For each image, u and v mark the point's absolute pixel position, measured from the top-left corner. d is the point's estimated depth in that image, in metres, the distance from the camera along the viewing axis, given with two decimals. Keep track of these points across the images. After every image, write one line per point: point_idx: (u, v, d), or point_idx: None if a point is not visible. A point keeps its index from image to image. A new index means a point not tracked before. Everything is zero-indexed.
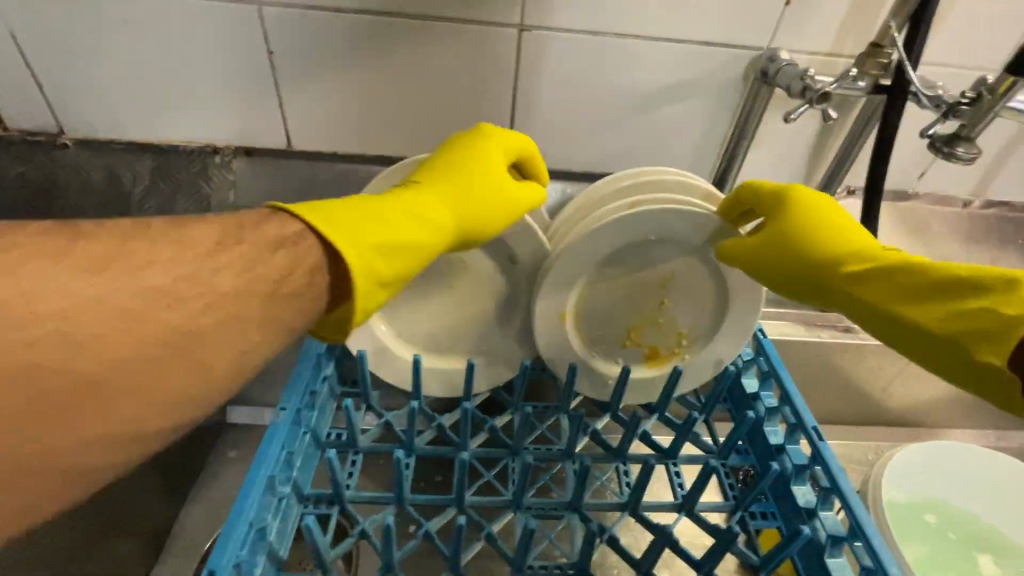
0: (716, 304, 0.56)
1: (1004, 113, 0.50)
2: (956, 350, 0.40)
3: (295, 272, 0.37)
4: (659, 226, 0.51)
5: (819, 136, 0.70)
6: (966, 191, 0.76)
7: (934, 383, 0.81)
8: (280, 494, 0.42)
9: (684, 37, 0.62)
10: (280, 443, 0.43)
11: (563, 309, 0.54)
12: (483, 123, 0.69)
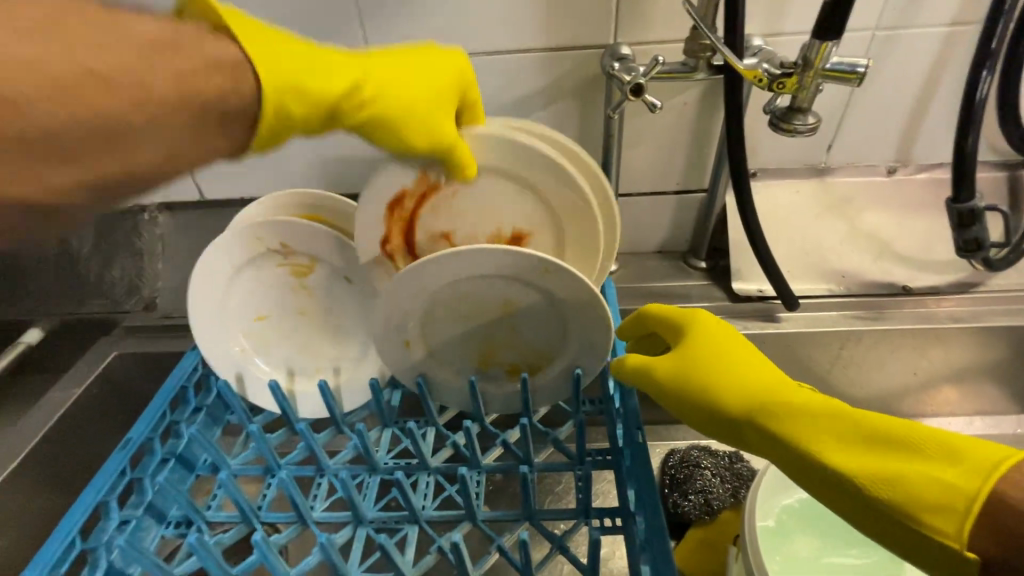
0: (563, 325, 0.53)
1: (825, 80, 0.47)
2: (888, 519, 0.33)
3: (205, 92, 0.34)
4: (486, 260, 0.48)
5: (700, 121, 0.67)
6: (887, 157, 0.70)
7: (888, 369, 0.74)
8: (123, 516, 0.47)
9: (529, 45, 0.63)
10: (119, 471, 0.47)
11: (406, 338, 0.54)
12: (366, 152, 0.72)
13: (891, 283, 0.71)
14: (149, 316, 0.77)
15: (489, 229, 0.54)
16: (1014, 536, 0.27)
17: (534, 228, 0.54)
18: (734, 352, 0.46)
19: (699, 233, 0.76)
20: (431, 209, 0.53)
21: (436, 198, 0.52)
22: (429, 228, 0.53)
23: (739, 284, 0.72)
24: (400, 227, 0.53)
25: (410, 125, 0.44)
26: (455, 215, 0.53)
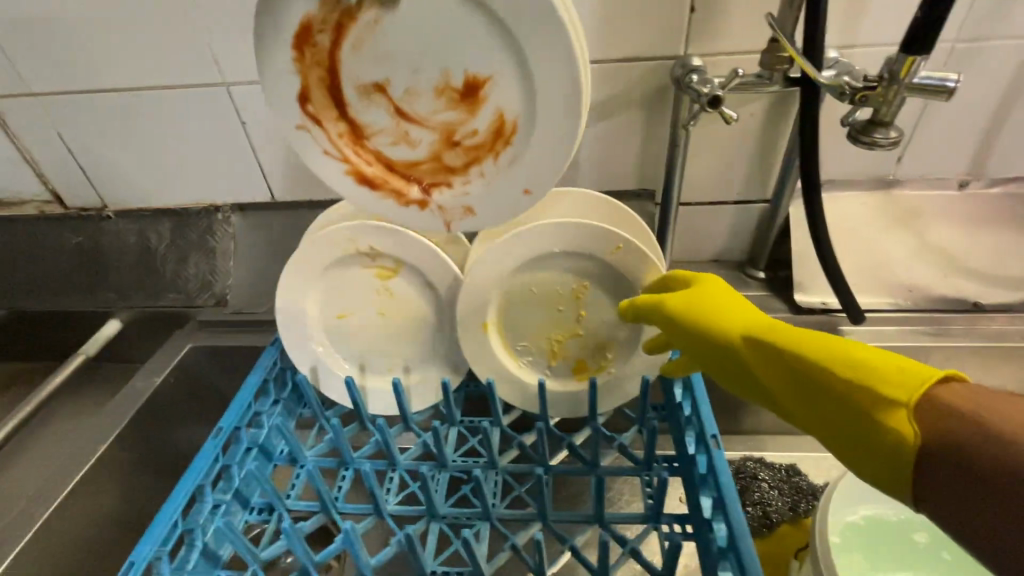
0: (630, 315, 0.56)
1: (911, 94, 0.47)
2: (843, 427, 0.35)
3: None
4: (563, 237, 0.53)
5: (765, 130, 0.67)
6: (960, 169, 0.69)
7: None
8: (215, 499, 0.49)
9: (598, 57, 0.64)
10: (213, 458, 0.50)
11: (482, 324, 0.57)
12: None
13: (961, 298, 0.69)
14: (221, 311, 0.81)
15: (435, 76, 0.47)
16: (953, 441, 0.28)
17: (491, 74, 0.46)
18: (720, 296, 0.47)
19: (758, 244, 0.76)
20: (351, 46, 0.47)
21: (355, 32, 0.46)
22: (358, 79, 0.48)
23: (800, 295, 0.71)
24: (319, 74, 0.48)
25: None
26: (381, 59, 0.47)
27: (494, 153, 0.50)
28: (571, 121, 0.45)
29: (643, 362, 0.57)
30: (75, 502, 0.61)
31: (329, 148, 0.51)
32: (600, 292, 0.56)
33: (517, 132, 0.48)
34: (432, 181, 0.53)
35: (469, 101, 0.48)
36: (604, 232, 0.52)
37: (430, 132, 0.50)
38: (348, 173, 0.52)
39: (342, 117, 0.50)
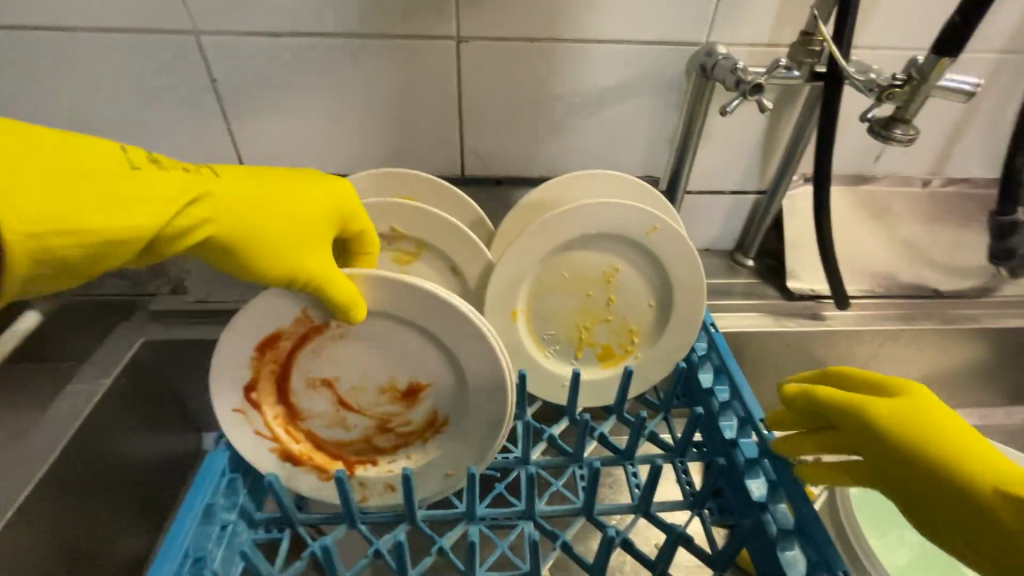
0: (660, 300, 0.55)
1: (935, 94, 0.50)
2: None
3: None
4: (600, 219, 0.50)
5: (768, 124, 0.69)
6: (925, 169, 0.76)
7: (912, 365, 0.80)
8: (224, 519, 0.42)
9: (620, 37, 0.62)
10: (218, 471, 0.43)
11: (512, 312, 0.53)
12: (433, 134, 0.69)
13: (923, 286, 0.77)
14: (180, 300, 0.68)
15: (380, 377, 0.46)
16: None
17: (434, 382, 0.46)
18: (949, 424, 0.37)
19: (750, 233, 0.79)
20: (313, 352, 0.45)
21: (318, 341, 0.44)
22: (307, 373, 0.46)
23: (791, 282, 0.75)
24: (273, 368, 0.45)
25: (264, 248, 0.39)
26: (341, 363, 0.45)
27: (423, 440, 0.48)
28: (500, 392, 0.43)
29: (673, 347, 0.56)
30: (13, 533, 0.50)
31: (262, 428, 0.46)
32: (633, 276, 0.54)
33: (448, 424, 0.47)
34: (358, 461, 0.48)
35: (409, 401, 0.46)
36: (643, 213, 0.50)
37: (367, 421, 0.47)
38: (275, 452, 0.46)
39: (281, 401, 0.46)
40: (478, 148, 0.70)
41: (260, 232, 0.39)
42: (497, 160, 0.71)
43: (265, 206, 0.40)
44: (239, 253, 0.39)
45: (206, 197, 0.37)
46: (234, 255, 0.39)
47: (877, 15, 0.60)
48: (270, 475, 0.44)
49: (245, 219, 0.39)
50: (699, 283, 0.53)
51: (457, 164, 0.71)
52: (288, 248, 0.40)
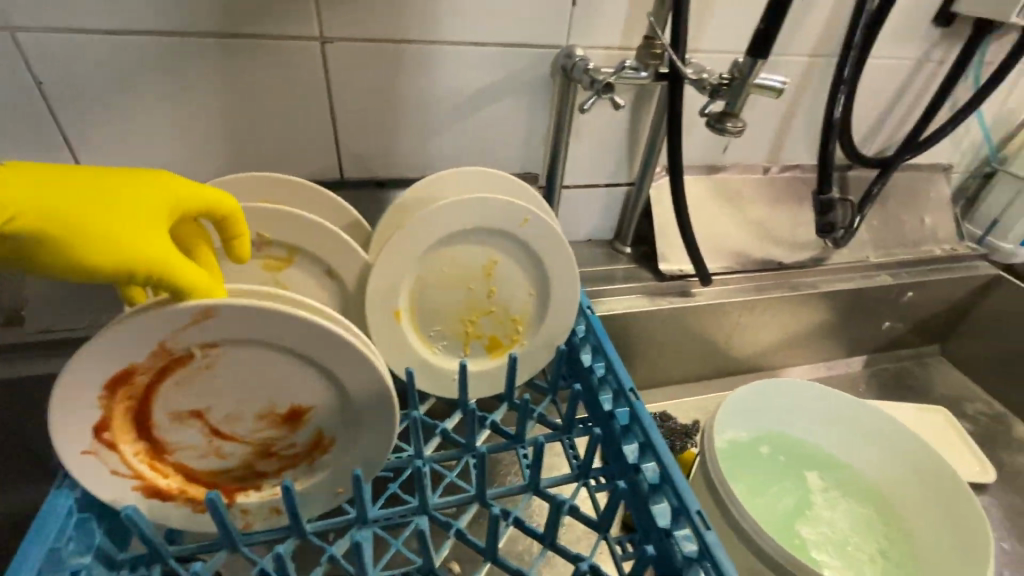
0: (539, 288, 0.58)
1: (753, 91, 0.57)
2: None
3: None
4: (473, 214, 0.52)
5: (630, 121, 0.76)
6: (764, 157, 0.87)
7: (768, 329, 0.92)
8: (74, 566, 0.39)
9: (486, 40, 0.64)
10: (63, 513, 0.39)
11: (395, 311, 0.53)
12: (304, 138, 0.67)
13: (770, 260, 0.88)
14: (15, 331, 0.60)
15: (258, 404, 0.42)
16: None
17: (316, 404, 0.44)
18: None
19: (624, 222, 0.86)
20: (176, 383, 0.40)
21: (186, 374, 0.40)
22: (171, 407, 0.41)
23: (663, 265, 0.82)
24: (128, 406, 0.40)
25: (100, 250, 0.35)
26: (211, 393, 0.41)
27: (309, 462, 0.46)
28: (387, 409, 0.43)
29: (553, 331, 0.59)
30: None
31: (119, 468, 0.41)
32: (511, 267, 0.56)
33: (335, 445, 0.46)
34: (238, 487, 0.45)
35: (291, 425, 0.44)
36: (514, 206, 0.52)
37: (245, 448, 0.43)
38: (139, 489, 0.42)
39: (143, 437, 0.41)
40: (356, 150, 0.69)
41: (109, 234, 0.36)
42: (378, 161, 0.70)
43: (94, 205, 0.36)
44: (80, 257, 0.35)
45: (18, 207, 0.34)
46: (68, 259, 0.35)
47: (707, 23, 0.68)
48: (127, 507, 0.40)
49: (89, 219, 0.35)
50: (571, 269, 0.57)
51: (335, 167, 0.69)
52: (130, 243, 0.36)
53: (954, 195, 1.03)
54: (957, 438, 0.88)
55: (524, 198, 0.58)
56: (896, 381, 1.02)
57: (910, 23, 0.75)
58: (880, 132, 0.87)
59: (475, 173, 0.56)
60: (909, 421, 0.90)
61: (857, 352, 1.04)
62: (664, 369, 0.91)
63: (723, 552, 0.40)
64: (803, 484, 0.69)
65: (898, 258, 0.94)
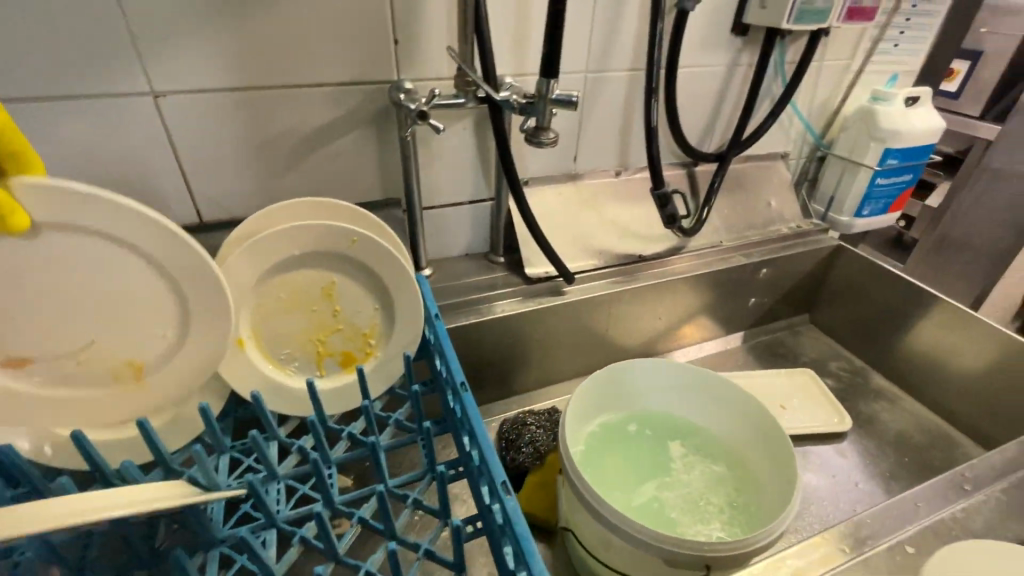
0: (382, 302, 0.62)
1: (554, 106, 0.65)
2: None
3: None
4: (301, 240, 0.57)
5: (477, 142, 0.82)
6: (613, 163, 0.95)
7: (642, 318, 0.99)
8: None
9: (320, 81, 0.69)
10: None
11: (237, 338, 0.56)
12: (156, 189, 0.69)
13: (631, 254, 0.96)
14: None
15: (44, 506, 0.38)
16: None
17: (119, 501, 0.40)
18: None
19: (495, 234, 0.92)
20: None
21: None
22: None
23: (529, 269, 0.89)
24: None
25: None
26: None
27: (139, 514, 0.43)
28: None
29: (402, 342, 0.63)
30: None
31: None
32: (350, 286, 0.61)
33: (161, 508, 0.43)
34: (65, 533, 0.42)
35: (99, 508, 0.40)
36: (339, 229, 0.57)
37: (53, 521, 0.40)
38: None
39: None
40: (209, 194, 0.72)
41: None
42: (234, 202, 0.74)
43: None
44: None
45: None
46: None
47: (525, 50, 0.76)
48: None
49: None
50: (407, 281, 0.61)
51: (190, 212, 0.72)
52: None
53: (798, 180, 1.16)
54: (819, 394, 0.98)
55: (360, 222, 0.63)
56: (772, 352, 1.12)
57: (710, 36, 0.86)
58: (713, 131, 0.98)
59: (306, 204, 0.60)
60: (778, 385, 0.99)
61: (734, 329, 1.13)
62: (554, 367, 0.97)
63: (519, 515, 0.44)
64: (666, 455, 0.75)
65: (749, 239, 1.04)
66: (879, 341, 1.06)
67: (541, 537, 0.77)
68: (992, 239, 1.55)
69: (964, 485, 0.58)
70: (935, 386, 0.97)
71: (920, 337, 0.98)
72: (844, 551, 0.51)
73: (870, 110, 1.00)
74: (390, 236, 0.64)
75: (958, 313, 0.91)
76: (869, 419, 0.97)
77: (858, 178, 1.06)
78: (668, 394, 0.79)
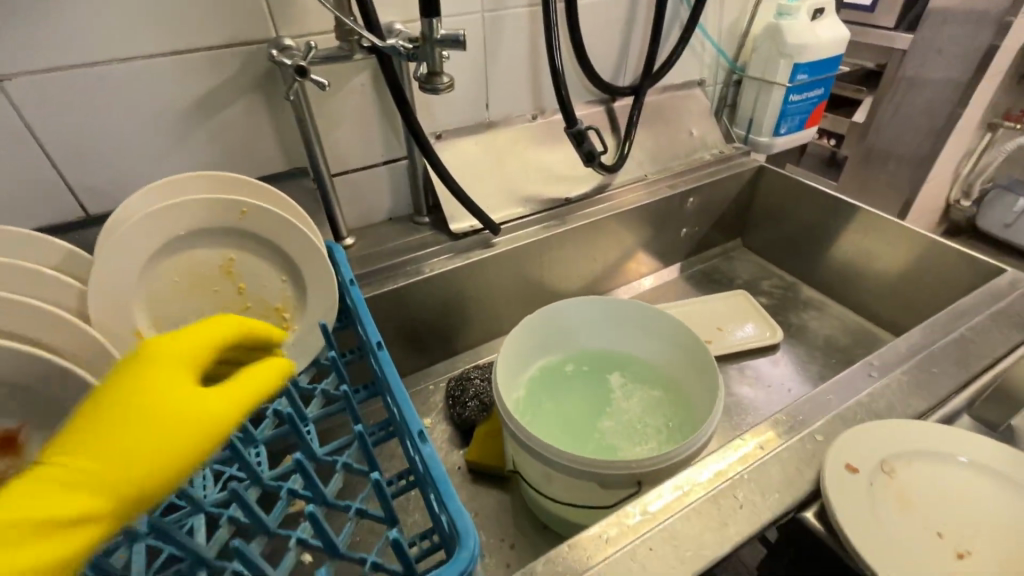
0: (288, 274, 0.60)
1: (443, 48, 0.62)
2: None
3: None
4: (185, 218, 0.54)
5: (379, 97, 0.79)
6: (528, 106, 0.93)
7: (576, 261, 1.00)
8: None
9: (190, 45, 0.64)
10: None
11: (134, 331, 0.53)
12: (31, 183, 0.63)
13: (557, 198, 0.96)
14: None
15: None
16: None
17: (25, 422, 0.45)
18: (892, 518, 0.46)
19: (417, 195, 0.89)
20: None
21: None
22: None
23: (454, 226, 0.87)
24: None
25: (176, 436, 0.33)
26: None
27: None
28: None
29: (316, 312, 0.61)
30: None
31: None
32: (251, 261, 0.58)
33: None
34: None
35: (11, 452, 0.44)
36: (226, 202, 0.55)
37: None
38: None
39: None
40: (90, 183, 0.66)
41: (109, 476, 0.30)
42: (123, 189, 0.69)
43: (139, 432, 0.32)
44: (104, 400, 0.33)
45: (57, 467, 0.30)
46: (145, 365, 0.35)
47: None
48: None
49: (104, 424, 0.32)
50: (310, 248, 0.59)
51: (72, 205, 0.67)
52: (169, 434, 0.32)
53: (718, 106, 1.17)
54: (753, 312, 1.02)
55: (253, 193, 0.60)
56: (709, 278, 1.15)
57: None
58: (627, 64, 0.97)
59: (193, 179, 0.57)
60: (714, 309, 1.03)
61: (671, 262, 1.15)
62: (496, 320, 0.97)
63: (437, 460, 0.44)
64: (606, 386, 0.77)
65: (674, 170, 1.05)
66: (806, 255, 1.10)
67: (497, 484, 0.79)
68: (914, 146, 1.57)
69: (871, 372, 0.61)
70: (857, 289, 1.02)
71: (841, 246, 1.02)
72: (762, 447, 0.53)
73: (776, 26, 1.00)
74: (289, 205, 0.62)
75: (872, 217, 0.95)
76: (800, 329, 1.02)
77: (773, 97, 1.07)
78: (604, 329, 0.80)
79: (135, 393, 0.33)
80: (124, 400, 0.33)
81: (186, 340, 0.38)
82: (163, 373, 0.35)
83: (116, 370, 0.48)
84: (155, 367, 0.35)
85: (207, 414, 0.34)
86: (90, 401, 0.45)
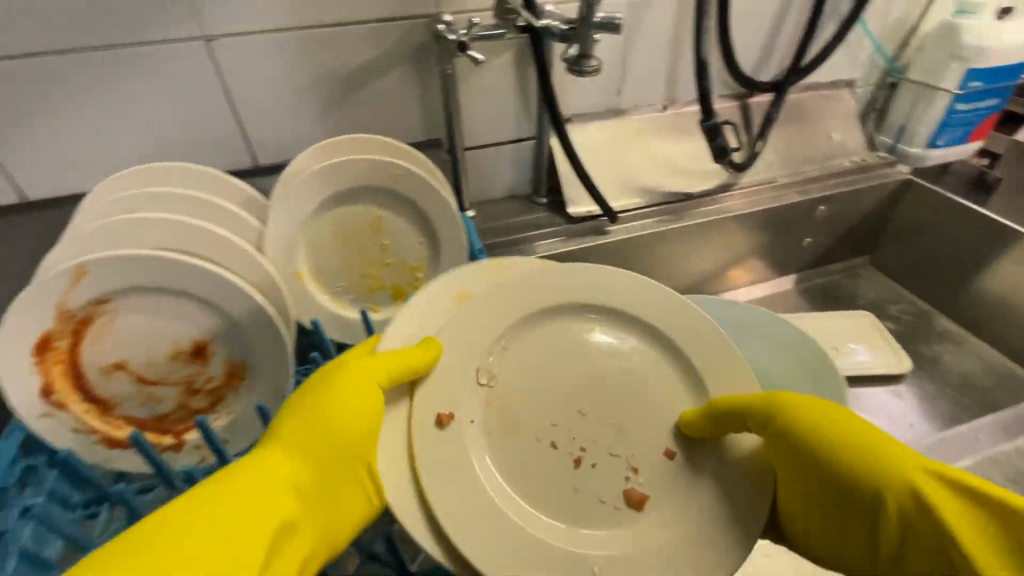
0: (427, 237, 0.64)
1: (598, 31, 0.63)
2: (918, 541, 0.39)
3: None
4: (347, 173, 0.59)
5: (518, 76, 0.81)
6: (661, 96, 0.91)
7: (688, 259, 0.97)
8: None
9: (361, 17, 0.70)
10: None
11: (296, 271, 0.60)
12: (216, 134, 0.73)
13: (678, 192, 0.93)
14: None
15: (164, 346, 0.51)
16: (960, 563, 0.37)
17: (213, 336, 0.52)
18: (836, 429, 0.44)
19: (537, 175, 0.91)
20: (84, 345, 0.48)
21: (92, 331, 0.48)
22: (97, 362, 0.49)
23: (572, 210, 0.88)
24: (62, 368, 0.47)
25: (294, 436, 0.43)
26: (123, 345, 0.50)
27: (233, 392, 0.53)
28: (278, 352, 0.52)
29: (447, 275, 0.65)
30: None
31: (76, 425, 0.48)
32: (396, 221, 0.63)
33: (247, 371, 0.53)
34: (186, 428, 0.53)
35: (200, 360, 0.52)
36: (383, 163, 0.59)
37: (174, 389, 0.52)
38: (100, 442, 0.49)
39: (86, 397, 0.49)
40: (262, 137, 0.75)
41: (303, 463, 0.43)
42: (288, 145, 0.77)
43: (306, 439, 0.43)
44: (280, 428, 0.44)
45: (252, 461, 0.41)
46: (337, 377, 0.45)
47: None
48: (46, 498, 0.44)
49: (324, 412, 0.44)
50: (449, 214, 0.62)
51: (246, 155, 0.75)
52: (374, 417, 0.45)
53: (865, 110, 1.07)
54: (876, 336, 0.94)
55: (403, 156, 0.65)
56: (827, 295, 1.08)
57: None
58: (771, 58, 0.92)
59: (357, 141, 0.62)
60: (832, 328, 0.96)
61: (787, 272, 1.08)
62: None
63: None
64: None
65: (807, 175, 0.99)
66: (949, 282, 0.99)
67: None
68: None
69: None
70: (1009, 328, 0.91)
71: (997, 278, 0.91)
72: None
73: (953, 25, 0.90)
74: (433, 171, 0.66)
75: None
76: (930, 362, 0.93)
77: (935, 104, 0.96)
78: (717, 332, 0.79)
79: (310, 422, 0.44)
80: (351, 380, 0.45)
81: (357, 375, 0.45)
82: (348, 385, 0.45)
83: (281, 303, 0.55)
84: (321, 390, 0.46)
85: (342, 401, 0.44)
86: (260, 324, 0.52)
